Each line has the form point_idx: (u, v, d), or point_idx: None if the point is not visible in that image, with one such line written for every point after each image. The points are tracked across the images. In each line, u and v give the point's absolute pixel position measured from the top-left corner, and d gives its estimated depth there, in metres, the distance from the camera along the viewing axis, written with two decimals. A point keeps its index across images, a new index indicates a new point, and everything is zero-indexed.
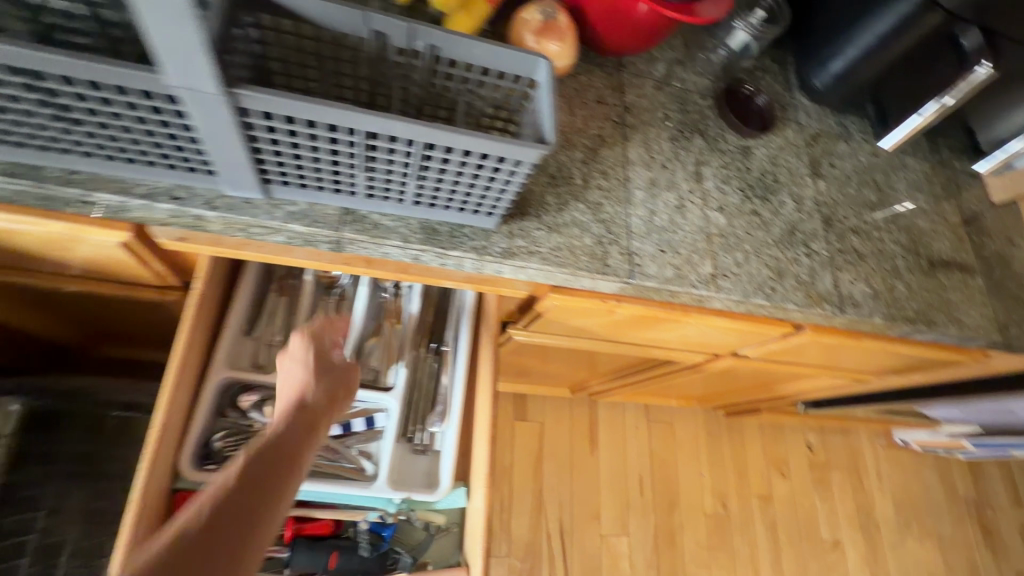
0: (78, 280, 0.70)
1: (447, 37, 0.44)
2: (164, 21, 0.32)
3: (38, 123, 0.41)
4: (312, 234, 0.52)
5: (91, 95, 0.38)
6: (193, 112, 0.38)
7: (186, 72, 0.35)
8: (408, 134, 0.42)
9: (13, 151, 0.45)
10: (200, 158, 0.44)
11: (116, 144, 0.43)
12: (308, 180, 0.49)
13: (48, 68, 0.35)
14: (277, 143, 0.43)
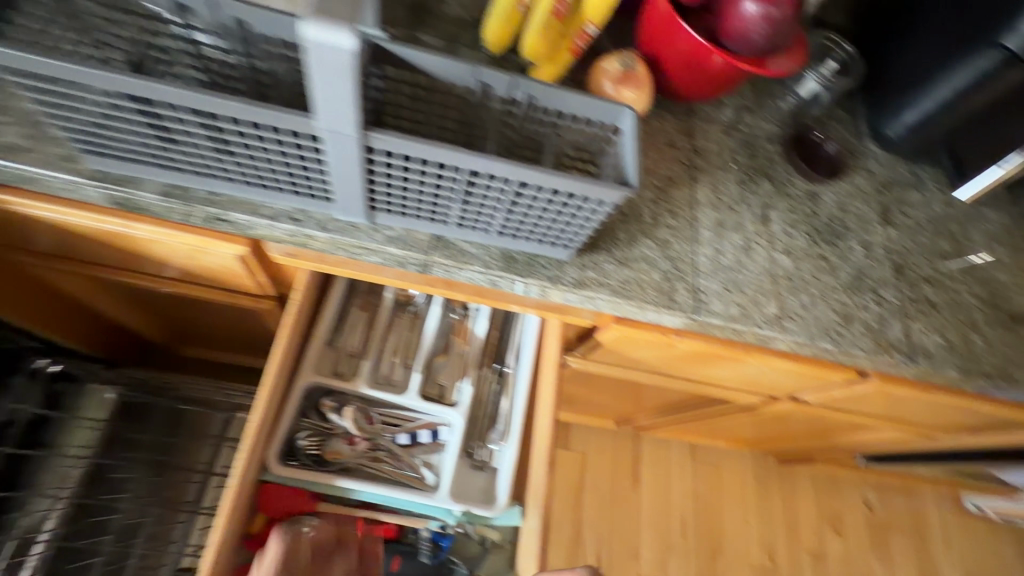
0: (189, 285, 0.79)
1: (545, 88, 0.49)
2: (330, 84, 0.37)
3: (198, 153, 0.48)
4: (405, 256, 0.57)
5: (250, 133, 0.44)
6: (332, 149, 0.44)
7: (336, 121, 0.40)
8: (507, 173, 0.47)
9: (169, 175, 0.51)
10: (323, 185, 0.51)
11: (258, 173, 0.50)
12: (407, 209, 0.54)
13: (222, 110, 0.42)
14: (391, 177, 0.48)
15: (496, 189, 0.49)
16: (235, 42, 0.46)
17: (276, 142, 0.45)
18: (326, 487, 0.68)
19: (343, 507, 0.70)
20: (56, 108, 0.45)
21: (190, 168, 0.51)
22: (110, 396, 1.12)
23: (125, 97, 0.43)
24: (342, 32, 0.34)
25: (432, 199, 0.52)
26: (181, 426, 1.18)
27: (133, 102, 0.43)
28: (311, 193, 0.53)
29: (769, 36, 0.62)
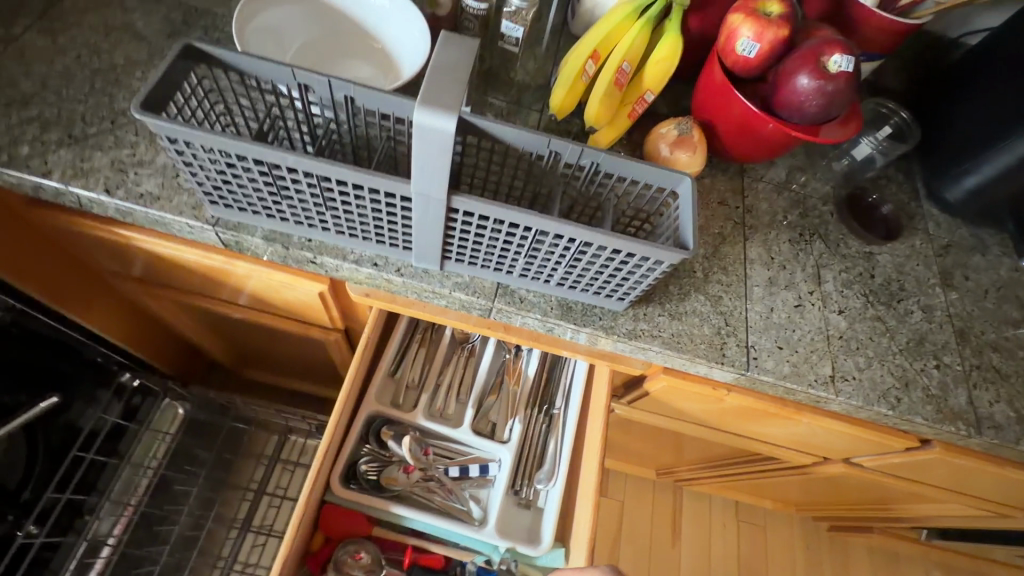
0: (268, 316, 0.86)
1: (610, 157, 0.54)
2: (431, 157, 0.42)
3: (303, 206, 0.55)
4: (470, 301, 0.62)
5: (352, 192, 0.51)
6: (421, 208, 0.50)
7: (429, 187, 0.46)
8: (572, 234, 0.51)
9: (275, 222, 0.59)
10: (405, 236, 0.57)
11: (351, 224, 0.57)
12: (476, 260, 0.59)
13: (332, 175, 0.49)
14: (467, 232, 0.54)
15: (561, 247, 0.54)
16: (343, 113, 0.54)
17: (373, 200, 0.52)
18: (381, 513, 0.74)
19: (395, 533, 0.76)
20: (189, 167, 0.53)
21: (292, 218, 0.58)
22: (179, 412, 1.19)
23: (249, 161, 0.50)
24: (446, 117, 0.39)
25: (501, 252, 0.57)
26: (239, 446, 1.25)
27: (256, 165, 0.50)
28: (392, 243, 0.59)
29: (821, 108, 0.65)
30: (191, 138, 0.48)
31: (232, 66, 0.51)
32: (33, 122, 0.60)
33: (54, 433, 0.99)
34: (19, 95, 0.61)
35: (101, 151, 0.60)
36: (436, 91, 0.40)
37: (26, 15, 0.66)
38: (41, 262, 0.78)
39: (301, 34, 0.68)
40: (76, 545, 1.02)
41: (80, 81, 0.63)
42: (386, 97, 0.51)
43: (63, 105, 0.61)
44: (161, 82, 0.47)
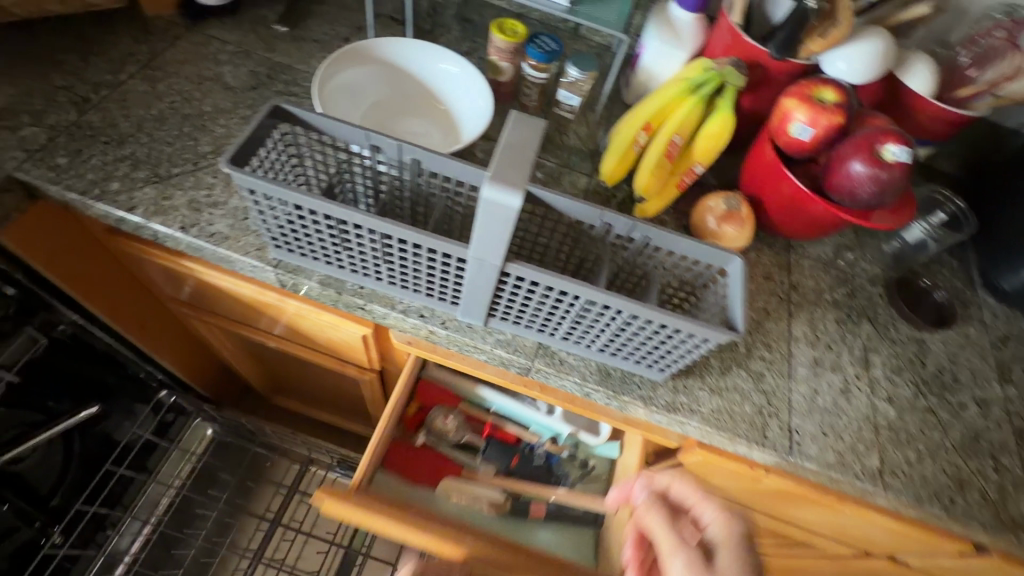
0: (309, 351, 0.88)
1: (661, 233, 0.55)
2: (493, 226, 0.44)
3: (361, 257, 0.57)
4: (510, 358, 0.63)
5: (411, 248, 0.53)
6: (474, 270, 0.51)
7: (487, 252, 0.47)
8: (620, 306, 0.52)
9: (332, 269, 0.61)
10: (454, 291, 0.58)
11: (404, 277, 0.59)
12: (520, 320, 0.60)
13: (394, 233, 0.51)
14: (516, 295, 0.55)
15: (608, 316, 0.55)
16: (407, 173, 0.57)
17: (430, 259, 0.54)
18: (469, 392, 0.91)
19: (477, 411, 0.93)
20: (261, 214, 0.56)
21: (348, 266, 0.60)
22: (207, 433, 1.22)
23: (318, 215, 0.53)
24: (510, 194, 0.41)
25: (548, 316, 0.58)
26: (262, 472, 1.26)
27: (323, 219, 0.53)
28: (441, 296, 0.61)
29: (874, 195, 0.65)
30: (268, 193, 0.51)
31: (313, 126, 0.55)
32: (126, 161, 0.65)
33: (89, 441, 1.02)
34: (117, 135, 0.67)
35: (182, 191, 0.64)
36: (506, 168, 0.42)
37: (132, 63, 0.73)
38: (108, 282, 0.83)
39: (373, 94, 0.73)
40: (95, 559, 1.03)
41: (171, 125, 0.69)
42: (450, 162, 0.54)
43: (153, 146, 0.67)
44: (249, 138, 0.51)
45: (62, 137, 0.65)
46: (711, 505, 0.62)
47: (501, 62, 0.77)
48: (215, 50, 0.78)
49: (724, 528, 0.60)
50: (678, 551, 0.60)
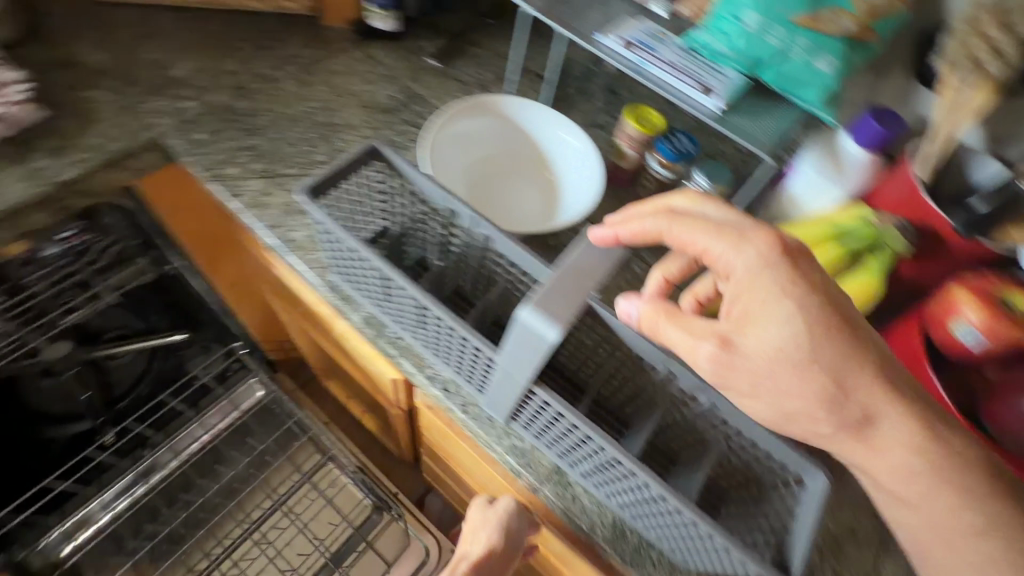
0: (353, 365, 0.90)
1: (732, 408, 0.48)
2: (526, 347, 0.43)
3: (403, 314, 0.56)
4: (520, 471, 0.56)
5: (449, 326, 0.50)
6: (501, 376, 0.48)
7: (514, 365, 0.45)
8: (647, 477, 0.45)
9: (377, 314, 0.60)
10: (482, 381, 0.54)
11: (436, 347, 0.56)
12: (541, 439, 0.54)
13: (435, 310, 0.50)
14: (540, 415, 0.50)
15: (632, 480, 0.47)
16: (476, 247, 0.57)
17: (462, 342, 0.51)
18: None
19: None
20: (328, 243, 0.58)
21: (390, 318, 0.59)
22: (257, 396, 1.23)
23: (372, 265, 0.53)
24: (547, 326, 0.41)
25: (571, 450, 0.51)
26: (286, 448, 1.30)
27: (376, 270, 0.53)
28: (469, 383, 0.56)
29: None
30: (334, 231, 0.54)
31: (403, 174, 0.58)
32: (249, 150, 0.70)
33: (168, 362, 1.15)
34: (254, 125, 0.73)
35: (282, 192, 0.68)
36: (553, 295, 0.42)
37: (293, 64, 0.80)
38: (217, 242, 0.94)
39: (488, 147, 0.70)
40: (124, 473, 1.09)
41: (301, 128, 0.74)
42: (517, 250, 0.52)
43: (278, 143, 0.72)
44: (338, 171, 0.55)
45: (210, 116, 0.72)
46: (709, 238, 0.43)
47: (626, 148, 0.71)
48: (367, 69, 0.83)
49: (742, 265, 0.42)
50: (703, 336, 0.42)
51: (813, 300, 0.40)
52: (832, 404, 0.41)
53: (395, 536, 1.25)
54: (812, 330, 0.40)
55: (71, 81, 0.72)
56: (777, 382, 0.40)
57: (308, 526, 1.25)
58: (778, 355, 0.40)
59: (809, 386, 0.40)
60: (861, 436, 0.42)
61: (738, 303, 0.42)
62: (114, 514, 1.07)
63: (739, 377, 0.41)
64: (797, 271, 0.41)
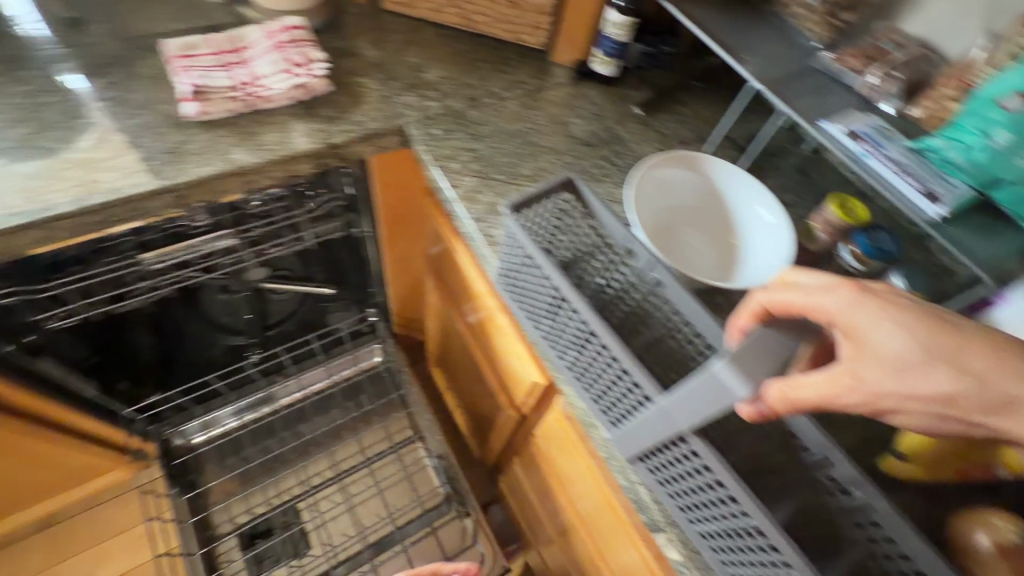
0: (484, 365, 1.00)
1: (891, 512, 0.47)
2: (706, 394, 0.47)
3: (567, 335, 0.65)
4: (648, 508, 0.61)
5: (613, 356, 0.58)
6: (655, 414, 0.54)
7: (680, 411, 0.50)
8: (790, 558, 0.46)
9: (538, 330, 0.69)
10: (627, 412, 0.60)
11: (585, 372, 0.64)
12: (669, 485, 0.58)
13: (606, 339, 0.58)
14: (678, 462, 0.55)
15: (769, 555, 0.48)
16: (641, 290, 0.65)
17: (618, 374, 0.59)
18: None
19: None
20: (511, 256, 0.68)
21: (546, 337, 0.68)
22: (375, 360, 1.42)
23: (554, 286, 0.62)
24: (739, 384, 0.43)
25: (704, 508, 0.54)
26: (385, 416, 1.42)
27: (555, 290, 0.63)
28: (609, 412, 0.63)
29: None
30: (526, 246, 0.63)
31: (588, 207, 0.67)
32: (470, 152, 0.81)
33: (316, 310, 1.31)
34: (479, 133, 0.84)
35: (489, 193, 0.77)
36: (748, 359, 0.44)
37: (518, 89, 0.91)
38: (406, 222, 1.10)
39: (683, 197, 0.74)
40: (260, 390, 1.33)
41: (516, 143, 0.84)
42: (688, 302, 0.60)
43: (496, 151, 0.82)
44: (539, 194, 0.66)
45: (447, 118, 0.84)
46: (798, 296, 0.44)
47: (818, 232, 0.72)
48: (580, 106, 0.92)
49: (834, 305, 0.42)
50: (837, 381, 0.40)
51: (903, 313, 0.39)
52: (967, 393, 0.36)
53: (456, 534, 1.28)
54: (921, 339, 0.38)
55: (350, 67, 0.87)
56: (910, 397, 0.38)
57: (383, 492, 1.33)
58: (899, 378, 0.38)
59: (940, 389, 0.37)
60: (1020, 418, 0.35)
61: (847, 336, 0.41)
62: (239, 421, 1.30)
63: (886, 403, 0.39)
64: (879, 294, 0.41)
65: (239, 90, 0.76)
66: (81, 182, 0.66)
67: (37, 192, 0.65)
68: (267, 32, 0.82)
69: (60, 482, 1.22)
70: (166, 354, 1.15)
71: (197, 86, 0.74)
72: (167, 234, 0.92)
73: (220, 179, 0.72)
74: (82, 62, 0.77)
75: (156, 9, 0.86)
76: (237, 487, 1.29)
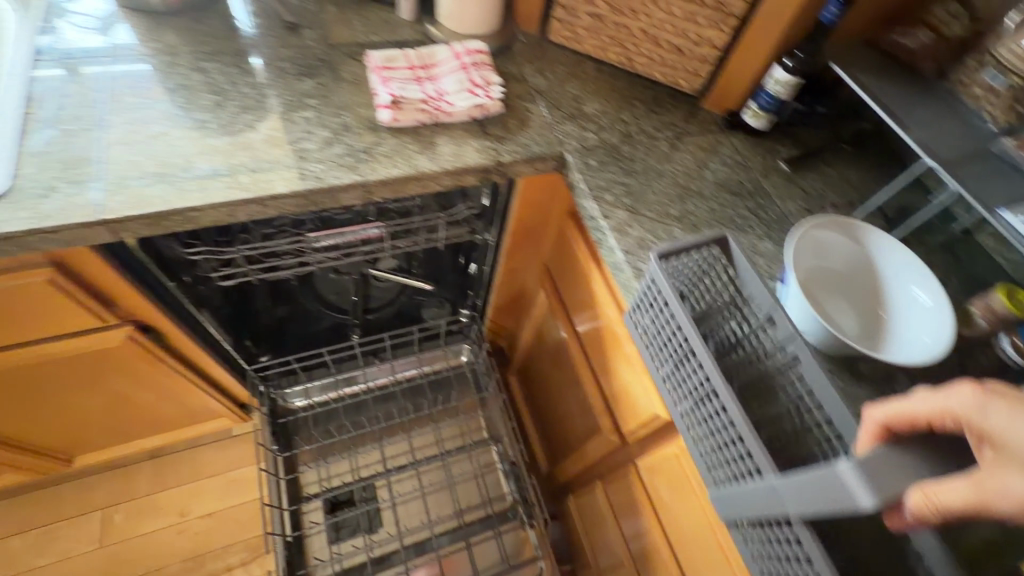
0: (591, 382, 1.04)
1: None
2: (824, 489, 0.46)
3: (684, 385, 0.66)
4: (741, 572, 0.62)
5: (729, 418, 0.59)
6: (763, 490, 0.54)
7: (792, 496, 0.50)
8: None
9: (656, 371, 0.72)
10: (733, 477, 0.61)
11: (696, 427, 0.65)
12: (764, 561, 0.58)
13: (726, 402, 0.59)
14: (780, 542, 0.55)
15: None
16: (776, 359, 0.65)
17: (731, 438, 0.60)
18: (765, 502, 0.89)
19: None
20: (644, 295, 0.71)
21: (663, 381, 0.71)
22: (462, 359, 1.49)
23: (683, 336, 0.64)
24: (864, 494, 0.41)
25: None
26: (464, 415, 1.49)
27: (685, 340, 0.64)
28: (713, 470, 0.64)
29: None
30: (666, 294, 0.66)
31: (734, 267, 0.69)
32: (622, 186, 0.85)
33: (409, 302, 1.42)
34: (631, 168, 0.88)
35: (638, 229, 0.81)
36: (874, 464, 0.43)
37: (668, 131, 0.95)
38: (533, 237, 1.16)
39: (835, 263, 0.75)
40: (358, 369, 1.42)
41: (664, 183, 0.88)
42: (827, 388, 0.59)
43: (645, 188, 0.86)
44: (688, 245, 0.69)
45: (602, 150, 0.89)
46: (915, 403, 0.44)
47: (977, 317, 0.71)
48: (726, 153, 0.95)
49: (957, 405, 0.41)
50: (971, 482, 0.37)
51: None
52: None
53: (517, 541, 1.33)
54: None
55: (518, 91, 0.93)
56: None
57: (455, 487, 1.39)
58: None
59: None
60: None
61: (986, 442, 0.39)
62: (335, 395, 1.41)
63: None
64: (1009, 398, 0.40)
65: (429, 103, 0.84)
66: (294, 169, 0.76)
67: (259, 173, 0.75)
68: (454, 53, 0.91)
69: (172, 421, 1.37)
70: (280, 322, 1.29)
71: (395, 96, 0.83)
72: (320, 219, 1.00)
73: (403, 181, 0.79)
74: (296, 62, 0.88)
75: (357, 20, 0.97)
76: (325, 453, 1.40)
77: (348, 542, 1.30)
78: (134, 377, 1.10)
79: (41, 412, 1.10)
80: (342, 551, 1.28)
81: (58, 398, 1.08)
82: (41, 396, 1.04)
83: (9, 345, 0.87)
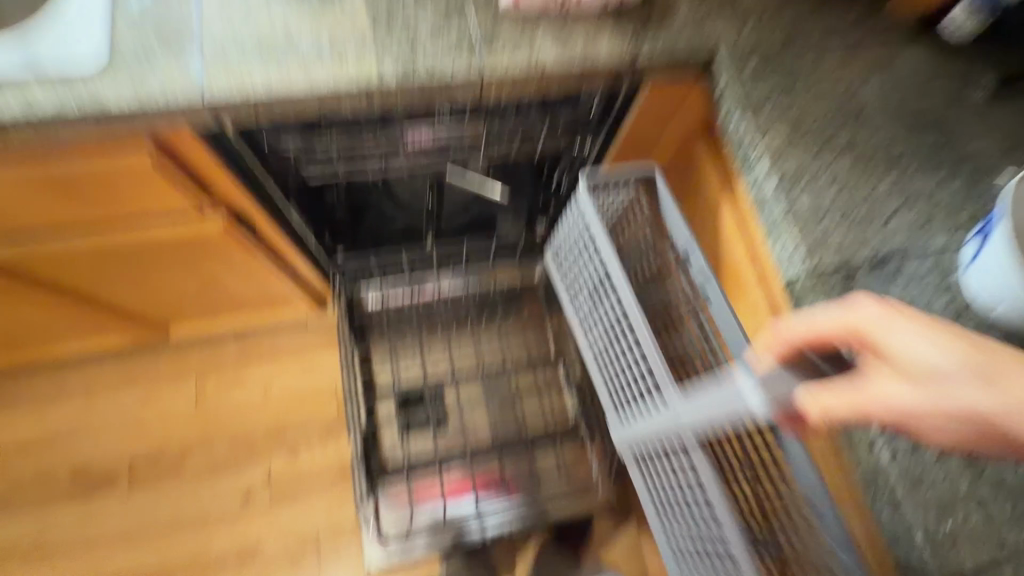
0: None
1: None
2: (721, 402, 0.58)
3: (603, 310, 0.85)
4: (648, 483, 0.84)
5: (644, 340, 0.74)
6: (663, 409, 0.71)
7: (689, 415, 0.65)
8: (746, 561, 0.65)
9: (580, 304, 0.95)
10: (641, 399, 0.79)
11: (611, 359, 0.86)
12: (664, 474, 0.79)
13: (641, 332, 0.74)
14: (673, 458, 0.75)
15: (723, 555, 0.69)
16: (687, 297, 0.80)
17: (640, 370, 0.78)
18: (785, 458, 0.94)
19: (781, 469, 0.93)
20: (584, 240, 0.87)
21: (587, 313, 0.93)
22: (534, 276, 1.44)
23: (607, 282, 0.82)
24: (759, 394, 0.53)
25: (688, 489, 0.73)
26: (534, 329, 1.47)
27: (607, 279, 0.81)
28: (629, 398, 0.83)
29: None
30: (600, 243, 0.80)
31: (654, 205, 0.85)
32: (780, 108, 0.73)
33: (484, 211, 1.32)
34: (791, 85, 0.74)
35: (795, 164, 0.70)
36: (784, 378, 0.53)
37: (839, 36, 0.78)
38: (645, 148, 1.01)
39: None
40: (433, 275, 1.39)
41: (828, 105, 0.73)
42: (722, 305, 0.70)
43: (807, 112, 0.73)
44: (623, 173, 0.82)
45: (758, 57, 0.74)
46: (825, 315, 0.53)
47: None
48: (908, 68, 0.77)
49: (868, 313, 0.51)
50: (866, 395, 0.48)
51: (921, 325, 0.49)
52: (983, 380, 0.46)
53: (578, 457, 1.35)
54: (951, 342, 0.47)
55: None
56: (937, 397, 0.46)
57: (520, 399, 1.42)
58: (919, 384, 0.47)
59: (966, 389, 0.46)
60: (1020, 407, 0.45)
61: (877, 352, 0.50)
62: (410, 299, 1.40)
63: (912, 409, 0.47)
64: (907, 311, 0.50)
65: None
66: (404, 55, 0.67)
67: (368, 53, 0.66)
68: None
69: (257, 305, 1.43)
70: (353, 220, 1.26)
71: None
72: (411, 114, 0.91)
73: (525, 80, 0.69)
74: None
75: None
76: (395, 353, 1.42)
77: (418, 438, 1.36)
78: (224, 262, 1.11)
79: (141, 286, 1.15)
80: (413, 444, 1.35)
81: (157, 276, 1.12)
82: (141, 273, 1.09)
83: (113, 225, 0.88)
